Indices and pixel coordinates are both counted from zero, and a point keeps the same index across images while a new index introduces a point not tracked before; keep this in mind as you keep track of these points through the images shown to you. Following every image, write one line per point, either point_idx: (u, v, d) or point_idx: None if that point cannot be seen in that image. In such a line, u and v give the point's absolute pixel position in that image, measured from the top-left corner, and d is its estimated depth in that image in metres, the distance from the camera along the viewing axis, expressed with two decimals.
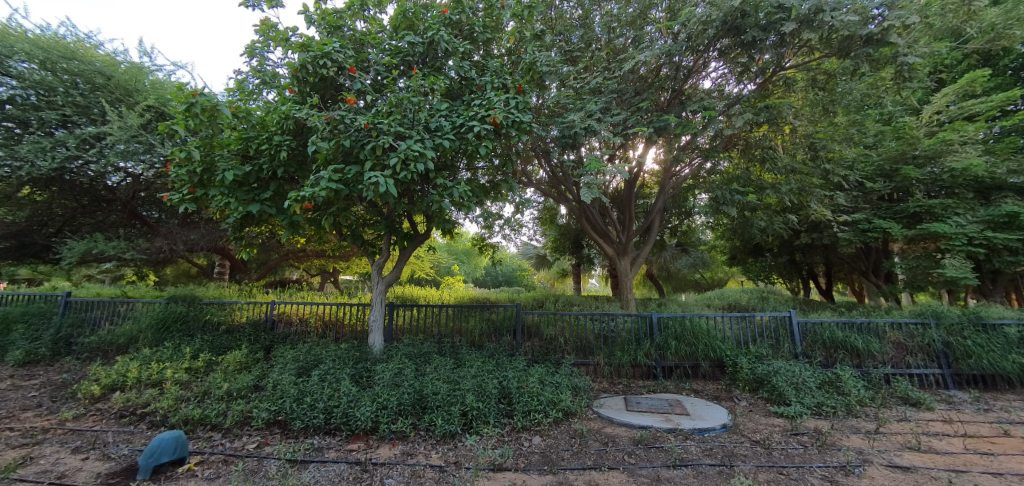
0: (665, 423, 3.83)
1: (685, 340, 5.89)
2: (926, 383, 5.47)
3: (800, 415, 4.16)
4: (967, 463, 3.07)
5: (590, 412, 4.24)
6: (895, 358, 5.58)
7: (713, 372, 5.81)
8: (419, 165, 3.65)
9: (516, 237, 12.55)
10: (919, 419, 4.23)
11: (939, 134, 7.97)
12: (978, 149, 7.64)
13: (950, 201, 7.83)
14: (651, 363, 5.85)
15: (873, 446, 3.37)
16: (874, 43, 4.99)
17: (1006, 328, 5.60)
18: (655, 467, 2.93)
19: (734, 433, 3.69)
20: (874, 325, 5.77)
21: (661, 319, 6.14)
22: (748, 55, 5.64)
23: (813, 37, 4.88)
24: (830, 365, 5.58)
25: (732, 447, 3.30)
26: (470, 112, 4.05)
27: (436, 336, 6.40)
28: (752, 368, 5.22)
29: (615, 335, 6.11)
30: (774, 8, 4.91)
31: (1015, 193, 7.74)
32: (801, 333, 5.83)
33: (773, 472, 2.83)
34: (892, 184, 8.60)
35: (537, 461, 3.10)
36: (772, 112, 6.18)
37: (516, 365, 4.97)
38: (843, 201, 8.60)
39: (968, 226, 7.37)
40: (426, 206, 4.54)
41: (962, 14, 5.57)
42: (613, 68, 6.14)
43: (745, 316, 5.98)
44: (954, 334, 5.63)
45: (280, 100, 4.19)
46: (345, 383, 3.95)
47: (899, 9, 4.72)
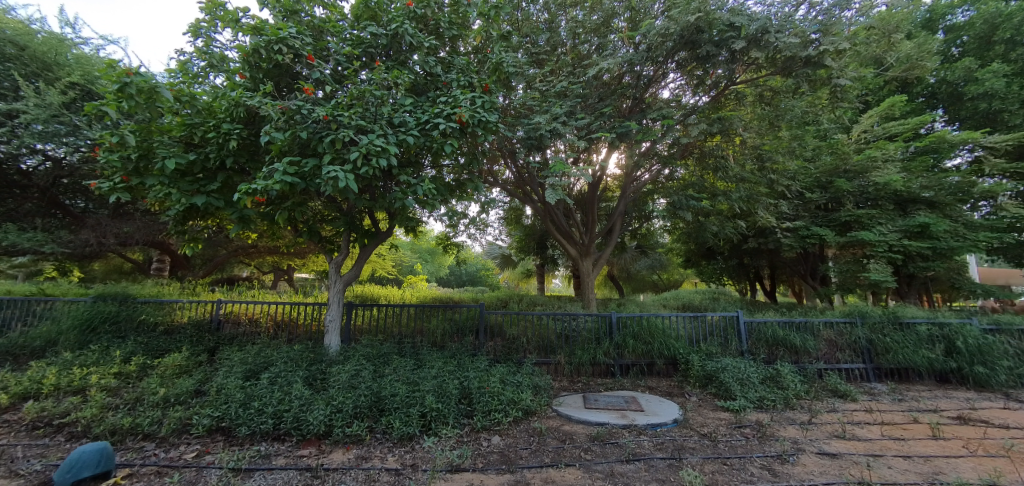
0: (621, 419, 3.96)
1: (642, 338, 6.14)
2: (852, 376, 6.02)
3: (744, 409, 4.45)
4: (883, 448, 3.39)
5: (549, 411, 4.30)
6: (828, 354, 6.09)
7: (667, 369, 6.06)
8: (382, 160, 3.55)
9: (482, 236, 12.52)
10: (845, 409, 4.65)
11: (865, 151, 8.80)
12: (898, 166, 8.49)
13: (875, 211, 8.63)
14: (610, 361, 6.02)
15: (806, 436, 3.66)
16: (812, 64, 5.41)
17: (918, 326, 6.26)
18: (610, 462, 3.01)
19: (684, 427, 3.89)
20: (810, 325, 6.27)
21: (620, 319, 6.34)
22: (703, 69, 5.93)
23: (760, 55, 5.20)
24: (771, 361, 6.00)
25: (681, 441, 3.47)
26: (435, 109, 3.98)
27: (396, 337, 6.27)
28: (702, 365, 5.52)
29: (576, 334, 6.25)
30: (726, 25, 5.16)
31: (927, 206, 8.68)
32: (747, 331, 6.22)
33: (717, 463, 2.99)
34: (827, 195, 9.34)
35: (495, 461, 3.11)
36: (725, 124, 6.55)
37: (477, 365, 4.95)
38: (786, 209, 9.26)
39: (890, 235, 8.17)
40: (388, 203, 4.43)
41: (885, 43, 6.15)
42: (578, 74, 6.31)
43: (697, 316, 6.30)
44: (876, 332, 6.22)
45: (229, 85, 3.94)
46: (297, 386, 3.77)
47: (833, 34, 5.14)
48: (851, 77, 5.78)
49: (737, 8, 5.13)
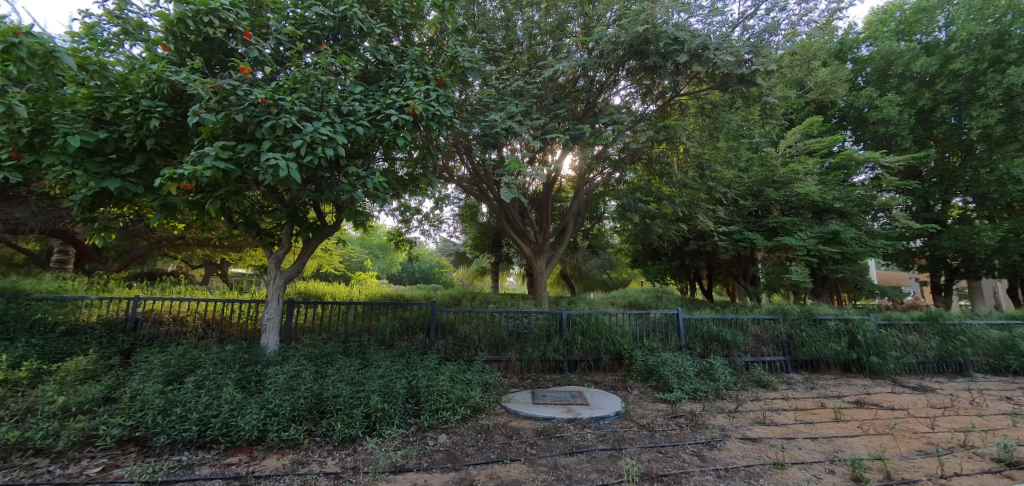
0: (566, 413, 4.08)
1: (590, 335, 6.35)
2: (774, 368, 6.64)
3: (680, 400, 4.76)
4: (795, 431, 3.78)
5: (498, 407, 4.34)
6: (754, 348, 6.67)
7: (612, 364, 6.33)
8: (328, 149, 3.36)
9: (436, 233, 12.33)
10: (767, 398, 5.12)
11: (790, 165, 9.72)
12: (815, 179, 9.48)
13: (796, 219, 9.55)
14: (559, 357, 6.17)
15: (732, 423, 3.98)
16: (745, 82, 5.87)
17: (828, 321, 7.04)
18: (554, 456, 3.09)
19: (625, 419, 4.09)
20: (740, 321, 6.82)
21: (570, 316, 6.51)
22: (650, 78, 6.23)
23: (701, 70, 5.55)
24: (706, 355, 6.46)
25: (622, 432, 3.64)
26: (387, 99, 3.84)
27: (342, 336, 6.00)
28: (644, 359, 5.82)
29: (528, 332, 6.34)
30: (671, 39, 5.44)
31: (838, 216, 9.75)
32: (685, 327, 6.64)
33: (653, 452, 3.16)
34: (757, 202, 10.20)
35: (440, 459, 3.08)
36: (670, 132, 6.94)
37: (427, 364, 4.87)
38: (722, 215, 9.99)
39: (808, 240, 9.10)
40: (335, 195, 4.22)
41: (806, 68, 6.82)
42: (533, 74, 6.40)
43: (642, 313, 6.62)
44: (794, 327, 6.91)
45: (149, 57, 3.56)
46: (228, 389, 3.49)
47: (763, 56, 5.61)
48: (778, 96, 6.35)
49: (682, 24, 5.43)
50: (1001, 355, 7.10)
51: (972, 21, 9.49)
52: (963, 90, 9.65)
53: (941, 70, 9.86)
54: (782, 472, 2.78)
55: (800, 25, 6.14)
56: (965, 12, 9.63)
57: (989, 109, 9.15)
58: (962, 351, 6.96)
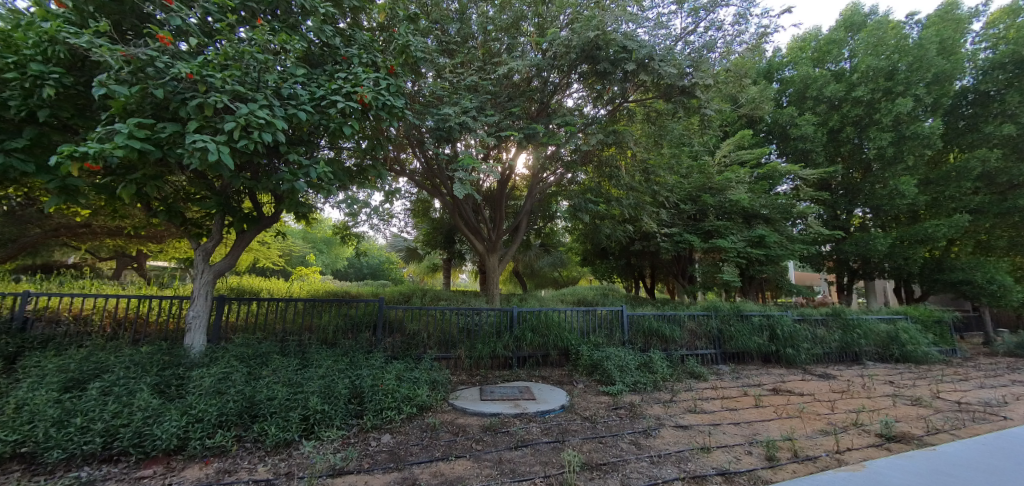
0: (513, 408, 4.15)
1: (539, 331, 6.47)
2: (706, 360, 7.19)
3: (621, 392, 5.01)
4: (721, 417, 4.12)
5: (445, 405, 4.31)
6: (689, 342, 7.17)
7: (560, 359, 6.51)
8: (265, 134, 3.13)
9: (385, 227, 11.93)
10: (698, 388, 5.54)
11: (724, 173, 10.53)
12: (745, 187, 10.35)
13: (728, 224, 10.38)
14: (508, 354, 6.24)
15: (667, 412, 4.26)
16: (686, 94, 6.28)
17: (753, 317, 7.73)
18: (498, 450, 3.13)
19: (569, 412, 4.23)
20: (678, 317, 7.30)
21: (520, 313, 6.59)
22: (601, 83, 6.45)
23: (647, 79, 5.84)
24: (646, 349, 6.85)
25: (566, 425, 3.76)
26: (333, 85, 3.64)
27: (279, 334, 5.63)
28: (590, 354, 6.06)
29: (478, 329, 6.34)
30: (620, 47, 5.67)
31: (764, 221, 10.73)
32: (629, 323, 6.99)
33: (594, 442, 3.30)
34: (696, 207, 10.95)
35: (383, 460, 3.00)
36: (618, 137, 7.24)
37: (372, 363, 4.71)
38: (664, 217, 10.59)
39: (738, 243, 9.93)
40: (274, 185, 3.95)
41: (739, 85, 7.41)
42: (488, 70, 6.39)
43: (589, 310, 6.86)
44: (724, 322, 7.52)
45: (41, 14, 3.09)
46: (142, 395, 3.15)
47: (702, 71, 5.99)
48: (714, 109, 6.85)
49: (630, 33, 5.67)
50: (888, 346, 8.22)
51: (871, 56, 10.77)
52: (864, 115, 10.99)
53: (847, 96, 11.16)
54: (707, 455, 3.02)
55: (732, 47, 6.64)
56: (865, 48, 10.94)
57: (884, 132, 10.51)
58: (858, 342, 7.97)
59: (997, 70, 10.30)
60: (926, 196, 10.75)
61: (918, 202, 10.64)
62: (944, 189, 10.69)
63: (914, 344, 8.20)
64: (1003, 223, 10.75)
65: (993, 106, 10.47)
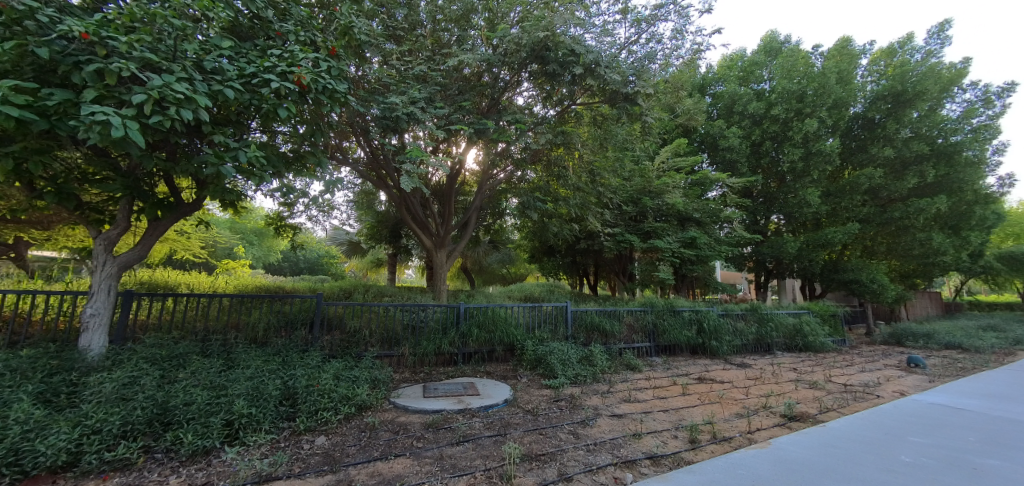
0: (457, 404, 4.14)
1: (486, 327, 6.49)
2: (641, 353, 7.67)
3: (562, 385, 5.19)
4: (652, 405, 4.43)
5: (386, 403, 4.19)
6: (627, 336, 7.60)
7: (505, 355, 6.59)
8: (184, 111, 2.82)
9: (326, 219, 11.29)
10: (633, 379, 5.89)
11: (662, 178, 11.22)
12: (680, 192, 11.13)
13: (665, 226, 11.11)
14: (454, 350, 6.20)
15: (604, 402, 4.50)
16: (629, 101, 6.60)
17: (684, 312, 8.35)
18: (440, 447, 3.11)
19: (512, 406, 4.31)
20: (617, 312, 7.69)
21: (467, 309, 6.57)
22: (550, 84, 6.59)
23: (594, 83, 6.05)
24: (588, 343, 7.15)
25: (509, 418, 3.83)
26: (266, 62, 3.37)
27: (200, 334, 5.13)
28: (535, 349, 6.20)
29: (423, 325, 6.24)
30: (569, 50, 5.82)
31: (695, 224, 11.62)
32: (573, 318, 7.24)
33: (535, 434, 3.40)
34: (636, 208, 11.58)
35: (316, 463, 2.85)
36: (567, 137, 7.44)
37: (308, 362, 4.46)
38: (608, 217, 11.07)
39: (672, 244, 10.68)
40: (194, 168, 3.58)
41: (677, 96, 7.92)
42: (437, 61, 6.28)
43: (535, 306, 7.00)
44: (659, 317, 8.05)
45: None
46: (21, 406, 2.72)
47: (644, 80, 6.33)
48: (654, 117, 7.29)
49: (578, 38, 5.84)
50: (794, 337, 9.31)
51: (786, 79, 12.04)
52: (779, 131, 12.28)
53: (766, 114, 12.41)
54: (638, 441, 3.23)
55: (671, 60, 7.05)
56: (780, 72, 12.22)
57: (795, 148, 11.81)
58: (770, 335, 8.92)
59: (881, 100, 12.00)
60: (828, 206, 12.25)
61: (821, 211, 12.09)
62: (841, 201, 12.27)
63: (814, 335, 9.35)
64: (884, 231, 12.57)
65: (878, 130, 12.17)
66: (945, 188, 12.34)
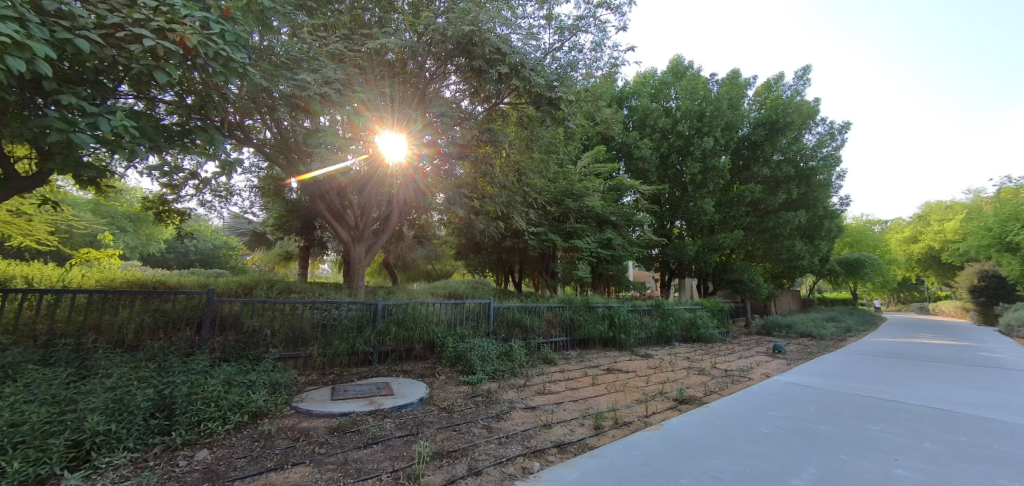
0: (368, 405, 3.94)
1: (405, 325, 6.26)
2: (559, 347, 8.05)
3: (480, 381, 5.22)
4: (564, 396, 4.67)
5: (287, 409, 3.84)
6: (546, 331, 7.91)
7: (424, 353, 6.43)
8: (14, 59, 2.27)
9: (223, 205, 9.98)
10: (549, 372, 6.16)
11: (583, 182, 11.85)
12: (598, 195, 11.85)
13: (585, 227, 11.75)
14: (369, 350, 5.88)
15: (520, 395, 4.63)
16: (552, 105, 6.82)
17: (599, 308, 8.93)
18: (345, 451, 2.93)
19: (427, 405, 4.22)
20: (538, 308, 7.97)
21: (385, 306, 6.27)
22: (477, 80, 6.59)
23: (519, 84, 6.17)
24: (508, 339, 7.29)
25: (423, 417, 3.75)
26: (139, 14, 2.85)
27: (42, 337, 4.21)
28: (455, 346, 6.15)
29: (335, 323, 5.83)
30: (495, 49, 5.86)
31: (611, 226, 12.48)
32: (495, 315, 7.32)
33: (448, 431, 3.37)
34: (560, 209, 12.06)
35: (194, 481, 2.50)
36: (493, 135, 7.47)
37: (192, 367, 3.90)
38: (533, 217, 11.39)
39: (590, 244, 11.35)
40: (33, 134, 2.90)
41: (598, 105, 8.38)
42: (356, 41, 5.90)
43: (458, 302, 6.93)
44: (575, 312, 8.51)
45: None
46: None
47: (566, 86, 6.61)
48: (575, 123, 7.66)
49: (504, 37, 5.88)
50: (689, 330, 10.50)
51: (689, 100, 13.46)
52: (683, 146, 13.72)
53: (672, 129, 13.78)
54: (548, 431, 3.38)
55: (591, 71, 7.53)
56: (684, 93, 13.64)
57: (695, 162, 13.30)
58: (670, 328, 9.95)
59: (761, 126, 14.07)
60: (719, 214, 13.98)
61: (714, 220, 13.75)
62: (730, 211, 14.10)
63: (705, 328, 10.65)
64: (760, 239, 14.72)
65: (758, 152, 14.20)
66: (805, 204, 14.81)
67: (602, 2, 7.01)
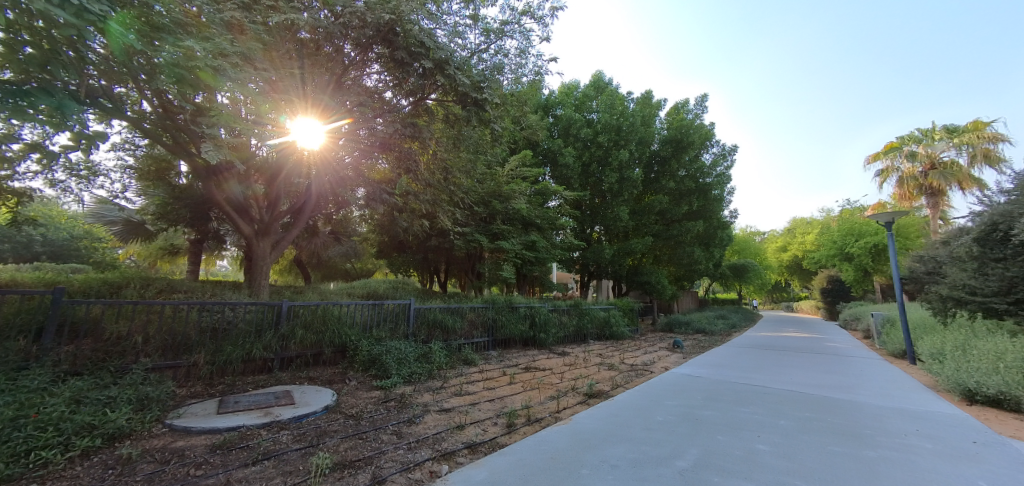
0: (262, 418, 3.55)
1: (313, 328, 5.77)
2: (479, 347, 8.07)
3: (394, 385, 5.01)
4: (480, 396, 4.68)
5: (157, 428, 3.29)
6: (467, 332, 7.87)
7: (334, 357, 5.98)
8: None
9: (84, 187, 8.34)
10: (468, 373, 6.13)
11: (509, 184, 12.04)
12: (524, 198, 12.13)
13: (510, 229, 11.94)
14: (269, 356, 5.31)
15: (435, 398, 4.54)
16: (478, 106, 6.84)
17: (521, 308, 9.13)
18: (227, 471, 2.59)
19: (333, 413, 3.93)
20: (460, 309, 7.89)
21: (291, 308, 5.72)
22: (400, 73, 6.39)
23: (444, 81, 6.08)
24: (428, 341, 7.10)
25: (325, 427, 3.48)
26: None
27: None
28: (369, 349, 5.82)
29: (229, 328, 5.16)
30: (417, 43, 5.73)
31: (535, 229, 12.86)
32: (415, 316, 7.07)
33: (353, 440, 3.17)
34: (487, 210, 12.07)
35: None
36: (417, 131, 7.26)
37: (22, 383, 3.15)
38: (459, 217, 11.27)
39: (516, 246, 11.54)
40: None
41: (524, 109, 8.58)
42: (261, 13, 5.33)
43: (376, 303, 6.57)
44: (498, 313, 8.60)
45: None
46: None
47: (492, 87, 6.67)
48: (501, 125, 7.75)
49: (428, 31, 5.77)
50: (603, 328, 11.23)
51: (608, 114, 14.42)
52: (602, 156, 14.64)
53: (593, 140, 14.65)
54: (459, 433, 3.35)
55: (518, 77, 7.69)
56: (604, 107, 14.58)
57: (612, 172, 14.29)
58: (586, 326, 10.55)
59: (668, 144, 15.60)
60: (633, 222, 15.17)
61: (628, 226, 14.89)
62: (641, 219, 15.38)
63: (617, 326, 11.47)
64: (666, 245, 16.29)
65: (665, 166, 15.71)
66: (702, 215, 16.72)
67: (526, 10, 7.21)
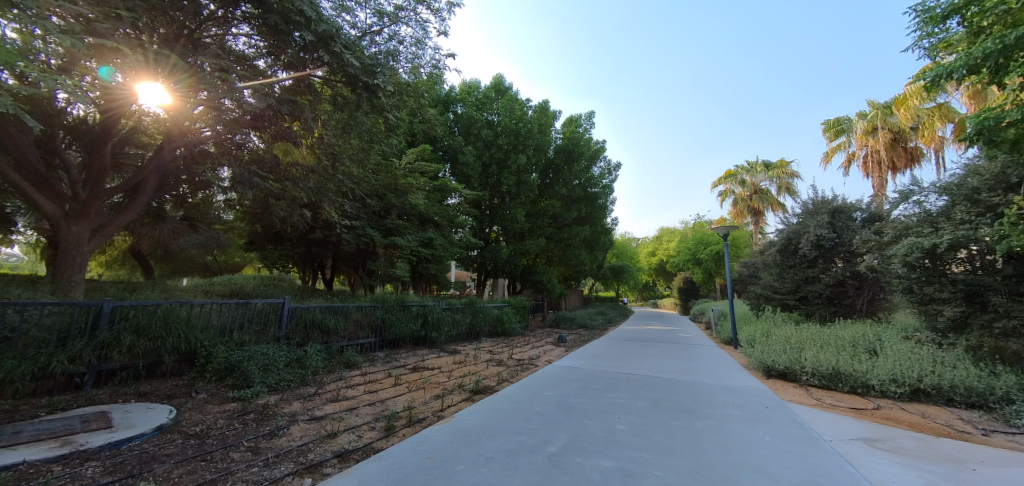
0: (58, 449, 2.78)
1: (150, 333, 4.75)
2: (365, 348, 7.58)
3: (256, 395, 4.40)
4: (360, 401, 4.39)
5: None
6: (352, 332, 7.32)
7: (179, 367, 5.02)
8: None
9: None
10: (348, 377, 5.70)
11: (407, 178, 11.54)
12: (422, 194, 11.74)
13: (406, 224, 11.45)
14: (78, 370, 4.19)
15: (306, 406, 4.11)
16: (369, 91, 6.42)
17: (413, 307, 8.83)
18: None
19: (167, 434, 3.28)
20: (345, 308, 7.30)
21: (117, 309, 4.61)
22: (276, 40, 5.68)
23: (330, 58, 5.56)
24: (304, 344, 6.40)
25: (154, 451, 2.88)
26: None
27: None
28: (227, 355, 5.01)
29: (12, 336, 3.92)
30: (295, 10, 5.14)
31: (432, 226, 12.45)
32: (289, 317, 6.30)
33: (193, 463, 2.69)
34: (381, 203, 11.37)
35: None
36: (296, 109, 6.48)
37: None
38: (348, 208, 10.42)
39: (411, 242, 11.12)
40: None
41: (422, 101, 8.27)
42: None
43: (241, 302, 5.70)
44: (386, 312, 8.17)
45: None
46: None
47: (385, 72, 6.31)
48: (396, 115, 7.41)
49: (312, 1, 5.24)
50: (496, 325, 11.52)
51: (508, 118, 14.83)
52: (501, 158, 15.01)
53: (493, 141, 14.92)
54: (330, 441, 3.10)
55: (415, 67, 7.42)
56: (504, 110, 15.00)
57: (510, 175, 14.79)
58: (479, 324, 10.70)
59: (561, 153, 16.75)
60: (529, 223, 15.88)
61: (524, 227, 15.53)
62: (536, 221, 16.19)
63: (508, 323, 11.89)
64: (557, 247, 17.47)
65: (559, 173, 16.82)
66: (589, 220, 18.36)
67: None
